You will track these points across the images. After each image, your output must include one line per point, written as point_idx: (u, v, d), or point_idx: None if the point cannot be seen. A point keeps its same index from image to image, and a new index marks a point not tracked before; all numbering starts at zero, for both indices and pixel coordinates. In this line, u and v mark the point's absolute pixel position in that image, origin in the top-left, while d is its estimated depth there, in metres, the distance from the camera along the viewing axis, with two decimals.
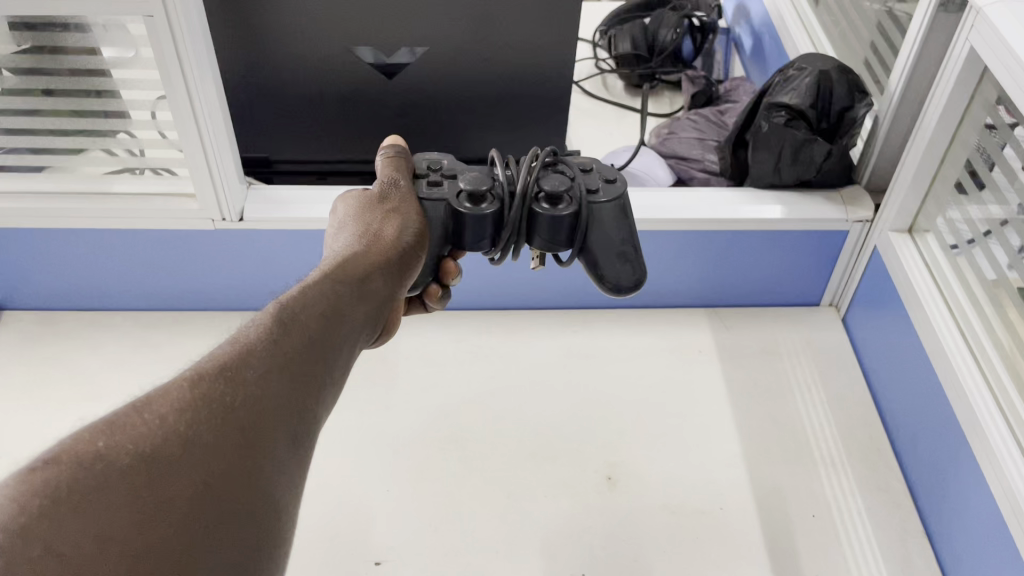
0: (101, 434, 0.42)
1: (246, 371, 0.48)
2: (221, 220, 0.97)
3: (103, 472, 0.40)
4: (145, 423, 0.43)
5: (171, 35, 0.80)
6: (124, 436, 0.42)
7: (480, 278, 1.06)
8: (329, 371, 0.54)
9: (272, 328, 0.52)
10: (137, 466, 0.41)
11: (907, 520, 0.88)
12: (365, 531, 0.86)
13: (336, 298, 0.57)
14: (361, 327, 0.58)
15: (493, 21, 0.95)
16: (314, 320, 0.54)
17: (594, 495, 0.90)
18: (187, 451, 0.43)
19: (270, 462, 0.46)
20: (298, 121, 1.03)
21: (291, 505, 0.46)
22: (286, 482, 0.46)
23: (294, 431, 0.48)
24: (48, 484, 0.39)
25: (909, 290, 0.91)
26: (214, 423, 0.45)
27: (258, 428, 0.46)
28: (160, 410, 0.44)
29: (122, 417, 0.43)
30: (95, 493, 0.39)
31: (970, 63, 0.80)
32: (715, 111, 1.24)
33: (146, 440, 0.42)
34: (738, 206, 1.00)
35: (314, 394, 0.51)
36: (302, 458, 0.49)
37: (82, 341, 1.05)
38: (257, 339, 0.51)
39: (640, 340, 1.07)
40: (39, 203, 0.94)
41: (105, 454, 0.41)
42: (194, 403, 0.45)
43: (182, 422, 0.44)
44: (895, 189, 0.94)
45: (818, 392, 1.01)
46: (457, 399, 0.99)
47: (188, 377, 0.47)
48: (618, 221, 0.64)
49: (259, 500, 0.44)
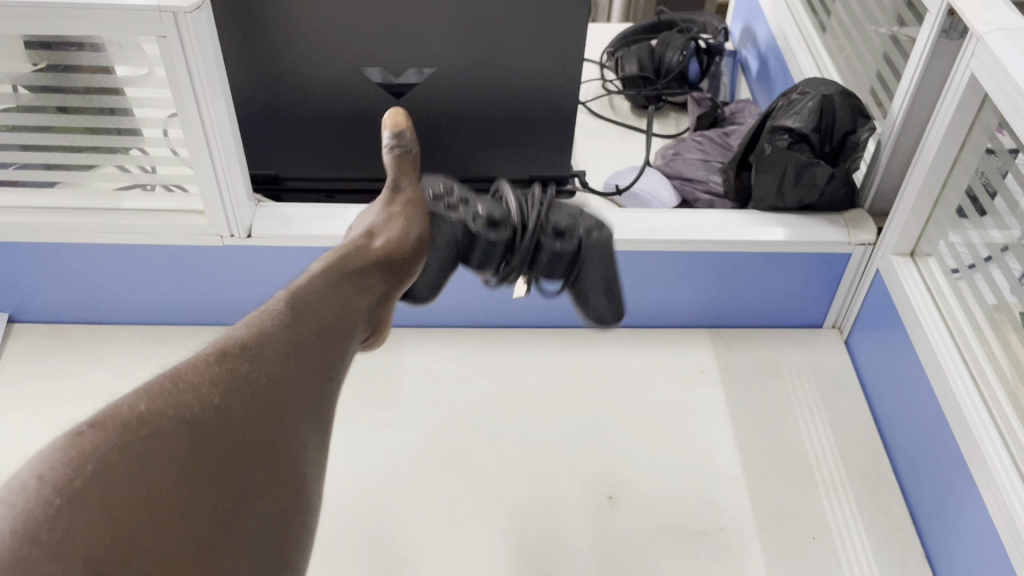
0: (144, 400, 0.48)
1: (263, 351, 0.55)
2: (229, 236, 0.98)
3: (144, 434, 0.46)
4: (179, 393, 0.50)
5: (184, 54, 0.81)
6: (163, 402, 0.49)
7: (484, 296, 1.07)
8: (339, 354, 0.60)
9: (280, 316, 0.58)
10: (176, 428, 0.48)
11: (908, 544, 0.88)
12: (364, 546, 0.86)
13: (362, 280, 0.67)
14: (366, 314, 0.65)
15: (500, 43, 0.97)
16: (320, 309, 0.60)
17: (593, 514, 0.90)
18: (220, 417, 0.50)
19: (285, 430, 0.52)
20: (307, 139, 1.04)
21: (309, 467, 0.53)
22: (303, 448, 0.53)
23: (308, 402, 0.55)
24: (99, 442, 0.45)
25: (910, 314, 0.91)
26: (240, 392, 0.51)
27: (275, 400, 0.53)
28: (193, 382, 0.51)
29: (160, 387, 0.50)
30: (137, 449, 0.46)
31: (971, 89, 0.81)
32: (721, 133, 1.25)
33: (182, 406, 0.49)
34: (743, 228, 1.00)
35: (328, 372, 0.58)
36: (323, 427, 0.56)
37: (90, 354, 1.06)
38: (268, 325, 0.57)
39: (643, 360, 1.07)
40: (52, 218, 0.96)
41: (147, 418, 0.47)
42: (219, 378, 0.52)
43: (210, 394, 0.50)
44: (897, 211, 0.94)
45: (820, 413, 1.01)
46: (459, 416, 0.99)
47: (211, 356, 0.53)
48: (604, 263, 0.81)
49: (282, 461, 0.51)
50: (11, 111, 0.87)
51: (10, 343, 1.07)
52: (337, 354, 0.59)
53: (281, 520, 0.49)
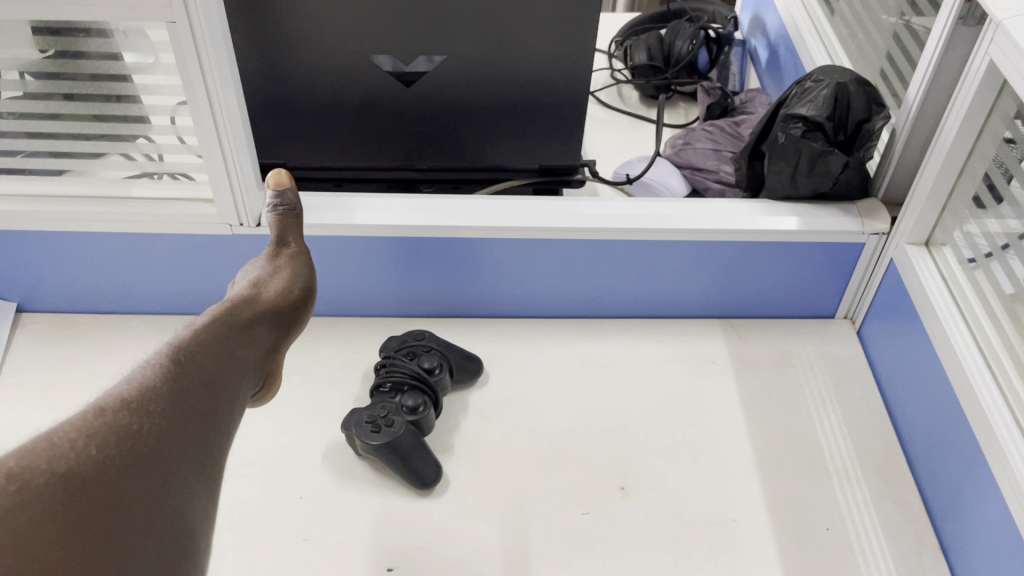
0: (20, 457, 0.50)
1: (148, 403, 0.57)
2: (239, 225, 0.98)
3: (21, 490, 0.48)
4: (57, 448, 0.51)
5: (194, 40, 0.80)
6: (35, 459, 0.50)
7: (494, 286, 1.06)
8: (226, 407, 0.63)
9: (166, 370, 0.61)
10: (53, 484, 0.49)
11: (922, 535, 0.88)
12: (377, 537, 0.86)
13: (240, 338, 0.71)
14: (249, 372, 0.69)
15: (510, 30, 0.96)
16: (206, 362, 0.64)
17: (606, 505, 0.89)
18: (101, 469, 0.51)
19: (178, 483, 0.55)
20: (316, 127, 1.04)
21: (201, 521, 0.56)
22: (195, 500, 0.56)
23: (197, 458, 0.57)
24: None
25: (925, 304, 0.91)
26: (120, 445, 0.53)
27: (163, 453, 0.55)
28: (72, 436, 0.52)
29: (38, 444, 0.51)
30: (10, 511, 0.47)
31: (989, 76, 0.80)
32: (731, 123, 1.24)
33: (58, 460, 0.50)
34: (756, 217, 1.00)
35: (216, 423, 0.61)
36: (212, 478, 0.59)
37: (98, 344, 1.05)
38: (154, 378, 0.59)
39: (654, 350, 1.07)
40: (60, 207, 0.95)
41: (18, 474, 0.48)
42: (104, 432, 0.53)
43: (93, 447, 0.52)
44: (912, 201, 0.93)
45: (833, 404, 1.00)
46: (470, 407, 0.99)
47: (92, 411, 0.55)
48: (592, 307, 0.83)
49: (173, 513, 0.53)
50: (19, 97, 0.87)
51: (18, 332, 1.06)
52: (226, 408, 0.63)
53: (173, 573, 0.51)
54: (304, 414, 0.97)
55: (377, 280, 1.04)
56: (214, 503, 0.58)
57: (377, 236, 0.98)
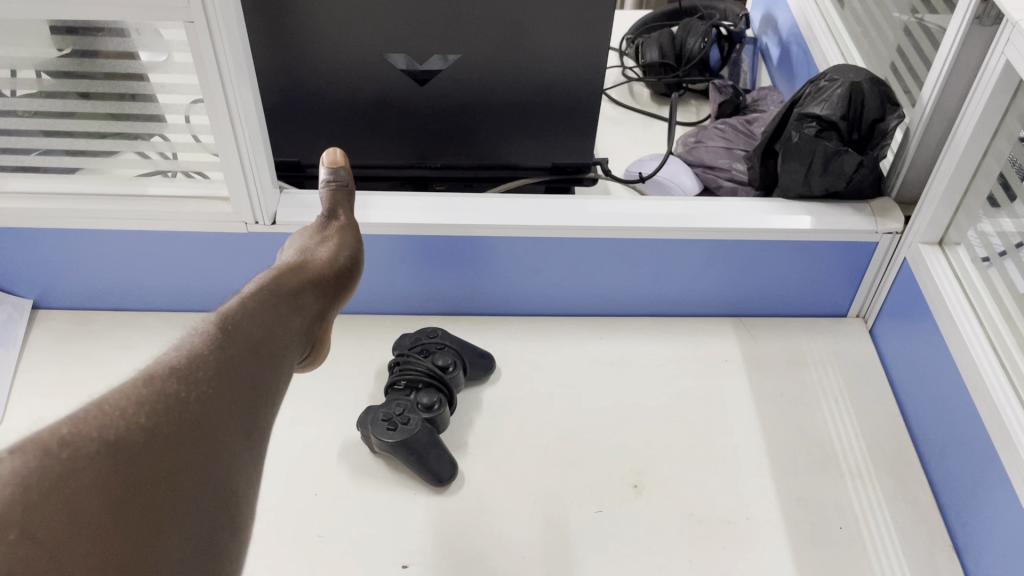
0: (70, 422, 0.50)
1: (197, 372, 0.58)
2: (254, 223, 0.98)
3: (72, 457, 0.48)
4: (106, 415, 0.51)
5: (211, 39, 0.81)
6: (88, 425, 0.50)
7: (507, 284, 1.06)
8: (276, 372, 0.64)
9: (216, 336, 0.62)
10: (104, 451, 0.49)
11: (936, 534, 0.88)
12: (392, 534, 0.86)
13: (288, 305, 0.73)
14: (298, 337, 0.71)
15: (525, 29, 0.96)
16: (257, 326, 0.65)
17: (620, 502, 0.90)
18: (151, 438, 0.51)
19: (226, 453, 0.55)
20: (331, 125, 1.04)
21: (247, 493, 0.56)
22: (242, 473, 0.56)
23: (246, 426, 0.58)
24: (22, 469, 0.46)
25: (938, 303, 0.91)
26: (171, 412, 0.53)
27: (212, 421, 0.55)
28: (121, 403, 0.52)
29: (88, 410, 0.51)
30: (64, 476, 0.47)
31: (1005, 75, 0.80)
32: (743, 121, 1.24)
33: (110, 428, 0.50)
34: (769, 216, 1.00)
35: (264, 390, 0.62)
36: (257, 448, 0.59)
37: (114, 340, 1.06)
38: (204, 344, 0.60)
39: (666, 349, 1.07)
40: (77, 205, 0.96)
41: (70, 440, 0.49)
42: (154, 398, 0.54)
43: (143, 414, 0.52)
44: (926, 199, 0.94)
45: (846, 402, 1.01)
46: (484, 405, 0.99)
47: (142, 377, 0.55)
48: None
49: (220, 484, 0.53)
50: (35, 95, 0.87)
51: (35, 329, 1.07)
52: (275, 375, 0.64)
53: (220, 546, 0.52)
54: (318, 412, 0.98)
55: (391, 278, 1.05)
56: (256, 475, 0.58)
57: (391, 234, 0.99)
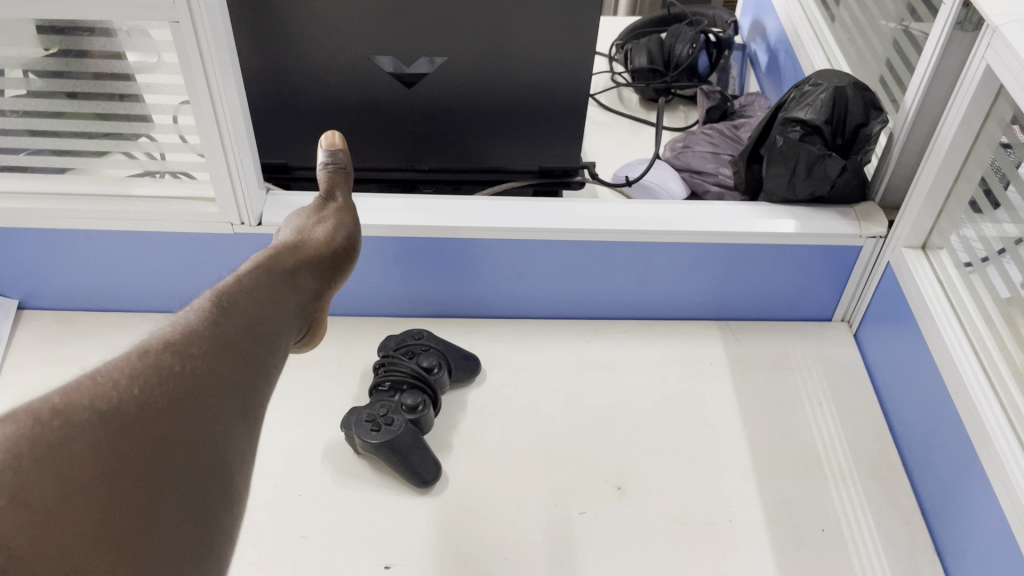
0: (60, 395, 0.53)
1: (188, 348, 0.61)
2: (239, 224, 0.98)
3: (63, 425, 0.51)
4: (99, 388, 0.55)
5: (196, 39, 0.81)
6: (79, 397, 0.54)
7: (493, 286, 1.07)
8: (266, 349, 0.68)
9: (209, 314, 0.66)
10: (94, 420, 0.53)
11: (918, 536, 0.88)
12: (374, 535, 0.86)
13: (282, 285, 0.76)
14: (291, 316, 0.75)
15: (511, 31, 0.96)
16: (248, 304, 0.69)
17: (603, 504, 0.90)
18: (142, 409, 0.55)
19: (218, 424, 0.59)
20: (318, 128, 1.04)
21: (234, 463, 0.60)
22: (231, 442, 0.60)
23: (237, 402, 0.62)
24: (15, 436, 0.49)
25: (920, 306, 0.92)
26: (162, 385, 0.58)
27: (201, 395, 0.59)
28: (111, 377, 0.56)
29: (80, 383, 0.55)
30: (56, 443, 0.50)
31: (986, 81, 0.80)
32: (730, 126, 1.25)
33: (101, 399, 0.54)
34: (753, 219, 1.00)
35: (252, 367, 0.65)
36: (248, 421, 0.63)
37: (99, 340, 1.06)
38: (196, 322, 0.64)
39: (652, 352, 1.07)
40: (63, 205, 0.96)
41: (62, 410, 0.52)
42: (145, 372, 0.58)
43: (133, 387, 0.56)
44: (909, 204, 0.94)
45: (830, 406, 1.01)
46: (469, 407, 0.99)
47: (133, 354, 0.59)
48: None
49: (208, 454, 0.58)
50: (22, 95, 0.87)
51: (19, 330, 1.07)
52: (268, 354, 0.68)
53: (208, 510, 0.56)
54: (303, 413, 0.98)
55: (377, 280, 1.05)
56: (248, 447, 0.62)
57: (377, 236, 0.99)
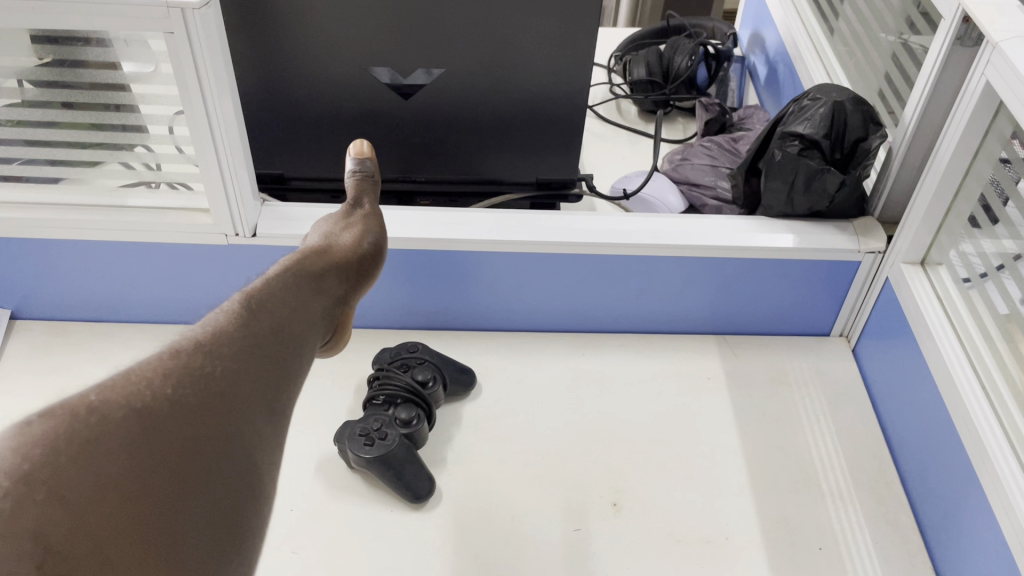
0: (96, 392, 0.54)
1: (219, 348, 0.61)
2: (234, 235, 0.98)
3: (98, 422, 0.51)
4: (133, 386, 0.55)
5: (192, 50, 0.80)
6: (115, 394, 0.54)
7: (489, 299, 1.06)
8: (296, 352, 0.67)
9: (239, 316, 0.65)
10: (127, 417, 0.53)
11: (917, 555, 0.87)
12: (366, 551, 0.85)
13: (309, 288, 0.76)
14: (318, 320, 0.74)
15: (509, 44, 0.96)
16: (275, 306, 0.69)
17: (598, 521, 0.89)
18: (175, 406, 0.55)
19: (249, 425, 0.59)
20: (315, 139, 1.04)
21: (266, 463, 0.59)
22: (262, 443, 0.59)
23: (269, 403, 0.62)
24: (50, 431, 0.49)
25: (919, 321, 0.91)
26: (193, 384, 0.57)
27: (232, 395, 0.59)
28: (146, 376, 0.56)
29: (116, 381, 0.55)
30: (91, 439, 0.50)
31: (985, 97, 0.80)
32: (729, 139, 1.24)
33: (135, 397, 0.54)
34: (751, 234, 1.00)
35: (283, 369, 0.65)
36: (278, 423, 0.62)
37: (92, 351, 1.05)
38: (226, 324, 0.64)
39: (649, 366, 1.06)
40: (56, 214, 0.95)
41: (98, 407, 0.52)
42: (179, 372, 0.57)
43: (167, 386, 0.56)
44: (909, 219, 0.93)
45: (827, 423, 1.00)
46: (464, 421, 0.98)
47: (167, 353, 0.59)
48: None
49: (240, 454, 0.57)
50: (17, 104, 0.87)
51: (11, 340, 1.06)
52: (296, 357, 0.67)
53: (239, 510, 0.55)
54: (296, 426, 0.97)
55: (373, 293, 1.04)
56: (278, 448, 0.61)
57: None
